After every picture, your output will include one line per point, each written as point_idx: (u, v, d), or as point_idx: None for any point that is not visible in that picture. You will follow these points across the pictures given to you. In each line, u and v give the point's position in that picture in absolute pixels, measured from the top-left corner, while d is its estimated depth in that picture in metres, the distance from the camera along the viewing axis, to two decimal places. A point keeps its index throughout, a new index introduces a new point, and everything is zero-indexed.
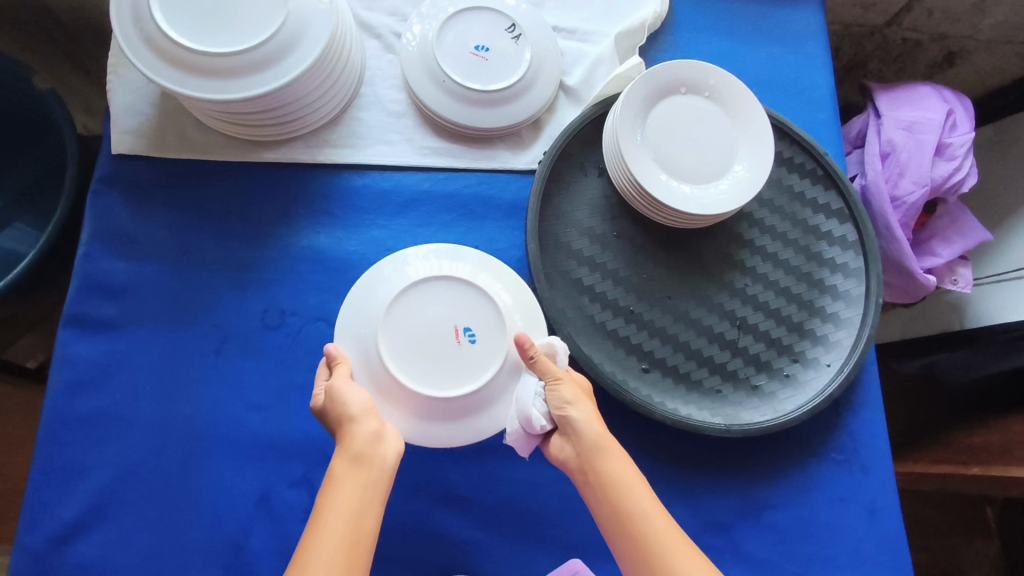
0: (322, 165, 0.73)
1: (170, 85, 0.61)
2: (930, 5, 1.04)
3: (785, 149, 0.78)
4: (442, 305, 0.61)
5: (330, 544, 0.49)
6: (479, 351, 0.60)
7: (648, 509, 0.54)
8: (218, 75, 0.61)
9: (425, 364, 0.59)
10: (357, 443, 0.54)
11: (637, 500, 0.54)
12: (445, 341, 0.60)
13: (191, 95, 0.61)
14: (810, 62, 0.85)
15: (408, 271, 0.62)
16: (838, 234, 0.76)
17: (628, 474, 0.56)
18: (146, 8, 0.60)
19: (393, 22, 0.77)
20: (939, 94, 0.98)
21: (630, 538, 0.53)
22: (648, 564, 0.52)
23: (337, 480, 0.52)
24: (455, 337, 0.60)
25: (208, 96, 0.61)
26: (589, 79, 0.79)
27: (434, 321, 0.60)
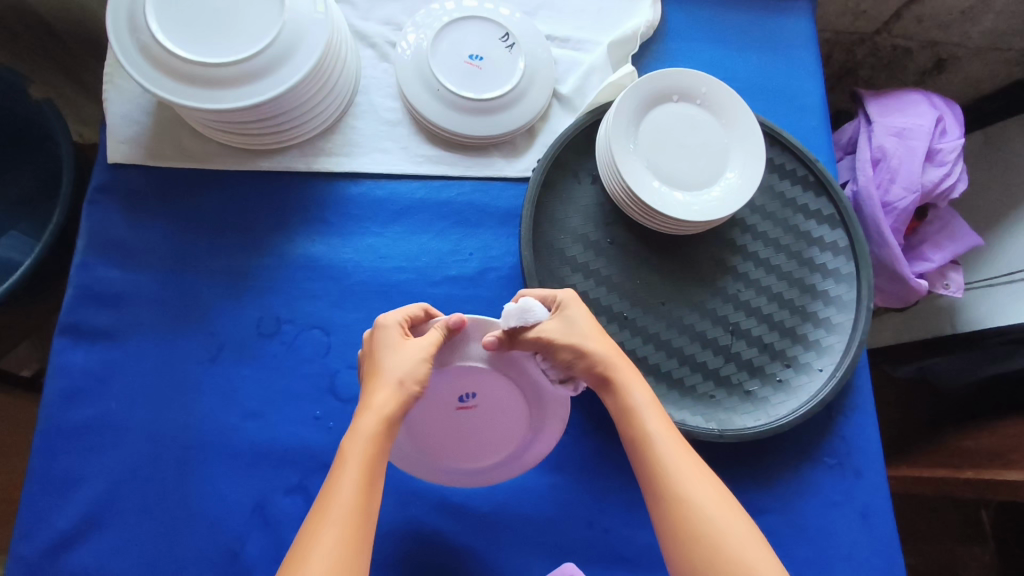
0: (318, 173, 0.73)
1: (167, 94, 0.61)
2: (919, 12, 1.05)
3: (777, 156, 0.79)
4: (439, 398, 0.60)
5: (344, 503, 0.47)
6: (491, 401, 0.61)
7: (659, 428, 0.54)
8: (215, 85, 0.62)
9: (471, 444, 0.63)
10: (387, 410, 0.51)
11: (647, 417, 0.55)
12: (469, 414, 0.62)
13: (188, 105, 0.61)
14: (800, 70, 0.86)
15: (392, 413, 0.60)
16: (829, 239, 0.76)
17: (643, 398, 0.56)
18: (142, 18, 0.61)
19: (388, 31, 0.78)
20: (929, 100, 0.99)
21: (643, 459, 0.54)
22: (652, 478, 0.53)
23: (359, 433, 0.50)
24: (472, 409, 0.61)
25: (202, 106, 0.61)
26: (582, 87, 0.79)
27: (441, 417, 0.61)
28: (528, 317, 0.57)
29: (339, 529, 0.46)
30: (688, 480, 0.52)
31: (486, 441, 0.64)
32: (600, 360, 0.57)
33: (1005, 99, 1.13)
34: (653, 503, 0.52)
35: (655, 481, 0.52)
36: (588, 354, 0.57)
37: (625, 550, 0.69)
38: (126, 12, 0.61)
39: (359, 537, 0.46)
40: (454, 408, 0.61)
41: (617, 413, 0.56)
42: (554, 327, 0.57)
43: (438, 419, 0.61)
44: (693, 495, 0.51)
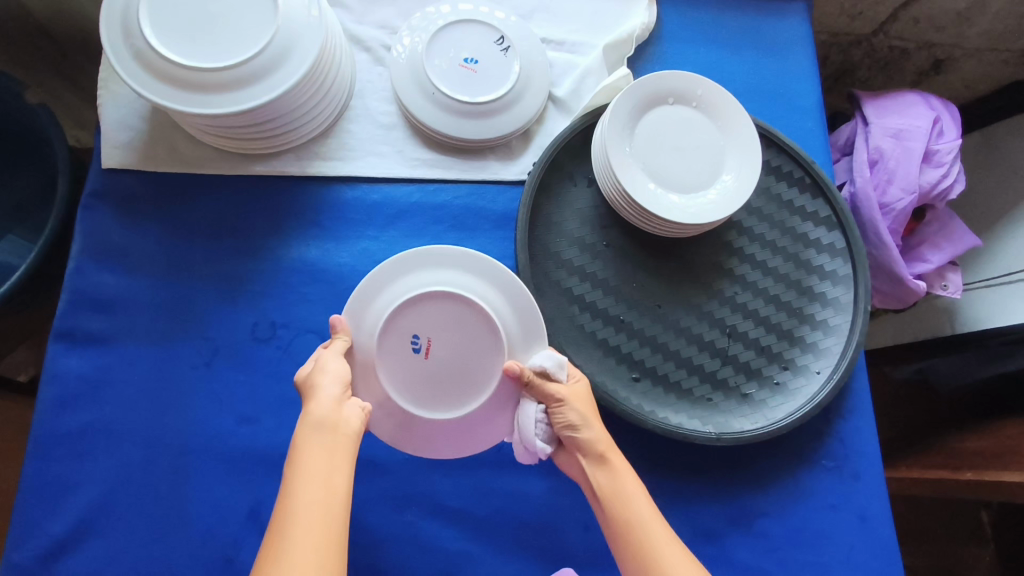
0: (313, 177, 0.73)
1: (160, 100, 0.61)
2: (916, 13, 1.05)
3: (773, 158, 0.78)
4: (394, 357, 0.58)
5: (307, 508, 0.46)
6: (436, 331, 0.58)
7: (647, 515, 0.56)
8: (208, 90, 0.62)
9: (456, 379, 0.58)
10: (321, 410, 0.52)
11: (637, 504, 0.57)
12: (435, 351, 0.58)
13: (181, 110, 0.61)
14: (796, 72, 0.86)
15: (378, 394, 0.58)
16: (827, 241, 0.76)
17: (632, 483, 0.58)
18: (136, 23, 0.60)
19: (383, 35, 0.78)
20: (926, 102, 0.99)
21: (629, 544, 0.55)
22: (643, 565, 0.54)
23: (304, 444, 0.50)
24: (430, 347, 0.58)
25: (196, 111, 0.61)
26: (577, 90, 0.79)
27: (408, 372, 0.58)
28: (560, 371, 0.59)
29: (308, 532, 0.45)
30: (674, 567, 0.53)
31: (468, 367, 0.58)
32: (596, 434, 0.60)
33: (1002, 99, 1.13)
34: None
35: (643, 570, 0.54)
36: (592, 425, 0.60)
37: None
38: (120, 18, 0.61)
39: (333, 535, 0.46)
40: (409, 360, 0.58)
41: (605, 497, 0.58)
42: (571, 388, 0.61)
43: (404, 375, 0.58)
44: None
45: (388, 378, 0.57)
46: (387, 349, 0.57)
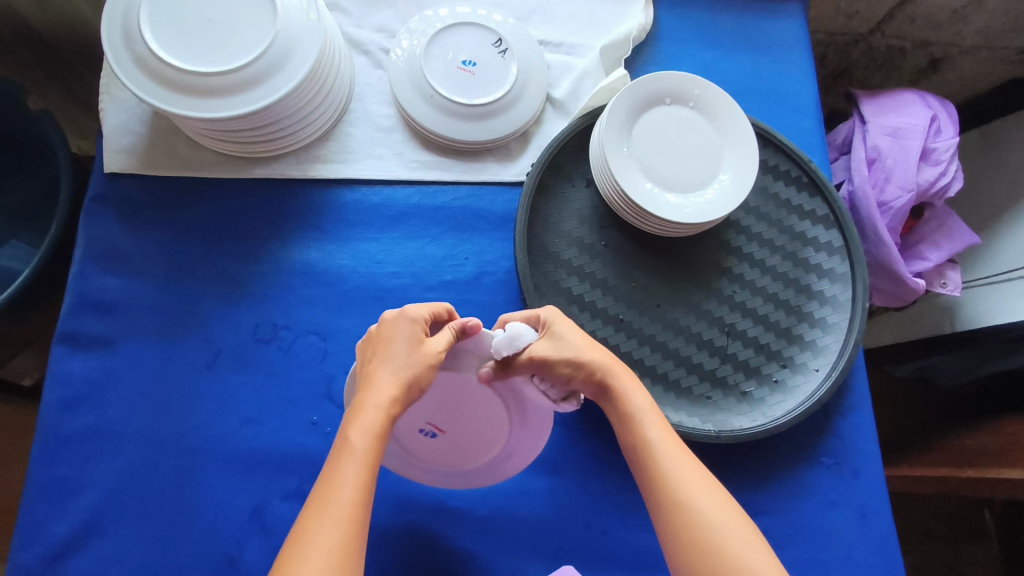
0: (314, 180, 0.74)
1: (160, 104, 0.62)
2: (912, 12, 1.05)
3: (770, 157, 0.79)
4: (439, 446, 0.63)
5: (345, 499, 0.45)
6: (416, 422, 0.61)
7: (660, 437, 0.54)
8: (208, 93, 0.62)
9: (477, 430, 0.62)
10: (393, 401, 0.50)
11: (649, 426, 0.55)
12: (447, 417, 0.61)
13: (181, 114, 0.62)
14: (793, 71, 0.86)
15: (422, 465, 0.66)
16: (824, 239, 0.77)
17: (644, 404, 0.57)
18: (136, 29, 0.61)
19: (382, 39, 0.78)
20: (924, 100, 0.99)
21: (644, 467, 0.54)
22: (654, 483, 0.53)
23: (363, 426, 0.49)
24: (437, 425, 0.61)
25: (196, 115, 0.62)
26: (575, 91, 0.80)
27: (437, 449, 0.64)
28: (519, 343, 0.56)
29: (340, 530, 0.44)
30: (690, 486, 0.52)
31: (477, 421, 0.62)
32: (593, 364, 0.57)
33: (1000, 97, 1.13)
34: (657, 511, 0.52)
35: (655, 487, 0.53)
36: (584, 367, 0.57)
37: (623, 553, 0.69)
38: (121, 23, 0.62)
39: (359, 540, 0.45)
40: (436, 442, 0.63)
41: (617, 422, 0.57)
42: (545, 346, 0.57)
43: (441, 452, 0.64)
44: (698, 502, 0.51)
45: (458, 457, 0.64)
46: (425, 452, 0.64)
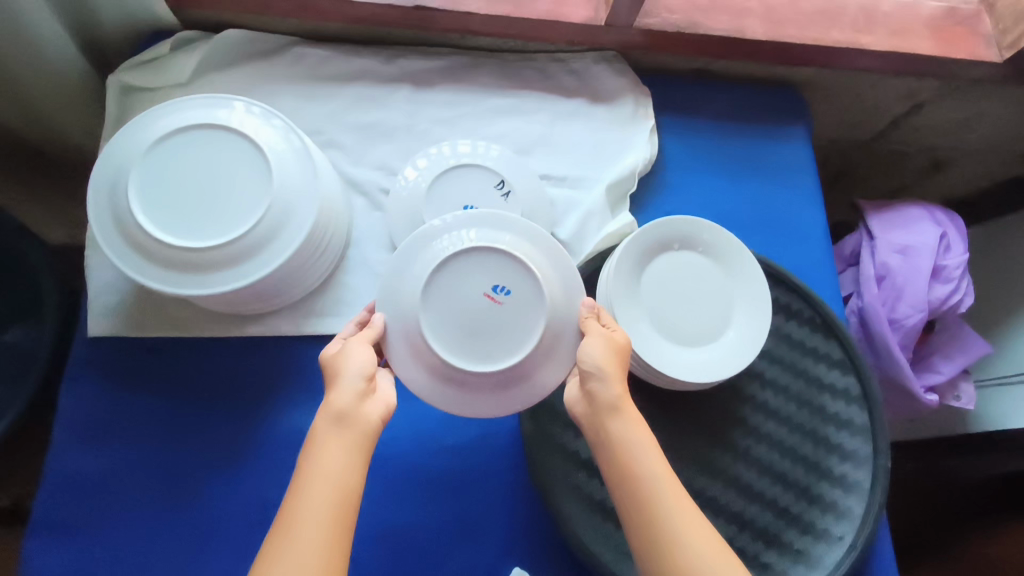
0: (309, 338, 0.70)
1: (141, 277, 0.58)
2: (917, 122, 1.04)
3: (782, 296, 0.77)
4: (494, 270, 0.59)
5: (314, 514, 0.45)
6: (490, 317, 0.58)
7: (659, 465, 0.51)
8: (192, 268, 0.59)
9: (462, 285, 0.58)
10: (339, 402, 0.51)
11: (649, 454, 0.51)
12: (475, 300, 0.58)
13: (161, 289, 0.59)
14: (804, 198, 0.84)
15: (534, 259, 0.60)
16: (841, 385, 0.74)
17: (626, 426, 0.52)
18: (123, 198, 0.59)
19: (381, 178, 0.76)
20: (932, 214, 0.98)
21: (643, 502, 0.49)
22: (660, 525, 0.48)
23: (317, 443, 0.49)
24: (489, 299, 0.58)
25: (179, 291, 0.59)
26: (580, 232, 0.77)
27: (504, 280, 0.58)
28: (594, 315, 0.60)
29: (315, 536, 0.44)
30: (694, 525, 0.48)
31: (455, 293, 0.58)
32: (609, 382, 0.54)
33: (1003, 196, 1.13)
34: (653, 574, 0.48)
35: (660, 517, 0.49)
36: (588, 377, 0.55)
37: None
38: (108, 194, 0.60)
39: (337, 552, 0.45)
40: (507, 287, 0.58)
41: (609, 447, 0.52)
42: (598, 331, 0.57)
43: (512, 274, 0.58)
44: (704, 548, 0.47)
45: (474, 258, 0.58)
46: (509, 273, 0.58)
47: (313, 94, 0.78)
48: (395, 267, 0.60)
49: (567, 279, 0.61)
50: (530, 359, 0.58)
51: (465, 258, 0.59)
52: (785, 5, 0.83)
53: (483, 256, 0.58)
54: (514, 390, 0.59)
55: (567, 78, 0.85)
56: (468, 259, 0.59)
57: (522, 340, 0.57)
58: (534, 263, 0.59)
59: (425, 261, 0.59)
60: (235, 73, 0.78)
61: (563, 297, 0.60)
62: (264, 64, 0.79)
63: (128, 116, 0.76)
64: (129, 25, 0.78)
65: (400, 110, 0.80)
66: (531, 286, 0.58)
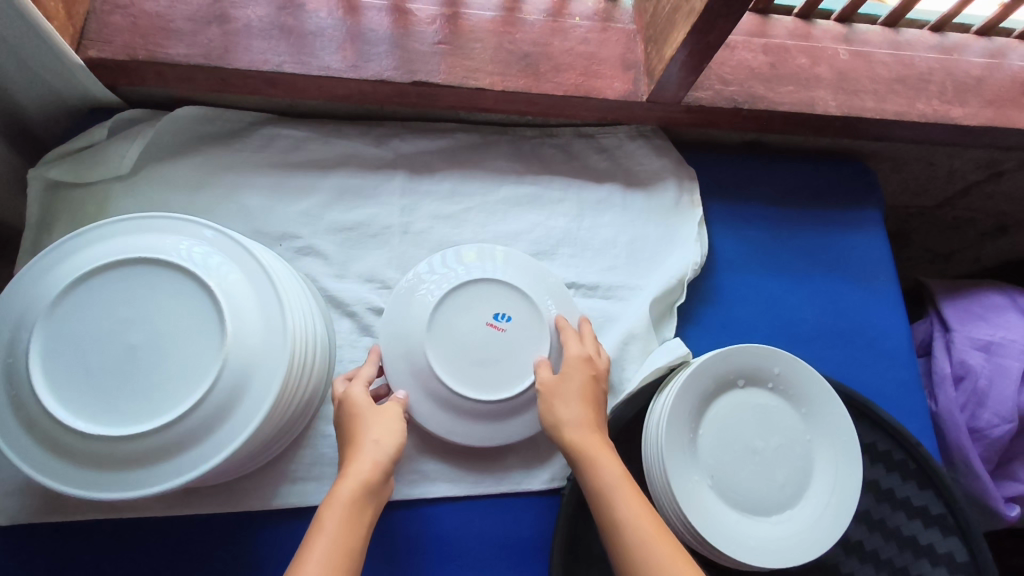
0: (278, 514, 0.54)
1: (42, 476, 0.44)
2: (991, 190, 0.90)
3: (867, 434, 0.64)
4: (495, 300, 0.58)
5: None
6: (494, 343, 0.57)
7: (638, 518, 0.46)
8: (111, 463, 0.44)
9: (460, 315, 0.57)
10: (359, 467, 0.46)
11: (625, 507, 0.47)
12: (477, 330, 0.57)
13: (68, 493, 0.44)
14: (881, 305, 0.70)
15: (530, 284, 0.60)
16: (943, 549, 0.60)
17: (612, 477, 0.49)
18: (22, 369, 0.44)
19: (370, 294, 0.62)
20: (1015, 305, 0.85)
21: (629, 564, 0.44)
22: None
23: (333, 502, 0.44)
24: (490, 327, 0.57)
25: (90, 495, 0.44)
26: (618, 359, 0.62)
27: (504, 305, 0.58)
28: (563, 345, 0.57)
29: None
30: None
31: (455, 323, 0.57)
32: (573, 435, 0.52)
33: None
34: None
35: None
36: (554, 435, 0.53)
37: None
38: (4, 359, 0.45)
39: None
40: (506, 312, 0.58)
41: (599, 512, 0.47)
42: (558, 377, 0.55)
43: (510, 299, 0.58)
44: None
45: (475, 288, 0.58)
46: (509, 299, 0.58)
47: (286, 186, 0.64)
48: (398, 309, 0.59)
49: (563, 301, 0.61)
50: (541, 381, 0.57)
51: (464, 289, 0.58)
52: (858, 70, 0.70)
53: (478, 286, 0.58)
54: (527, 413, 0.57)
55: (596, 158, 0.71)
56: (467, 290, 0.58)
57: (531, 364, 0.56)
58: (532, 287, 0.60)
59: (429, 294, 0.58)
60: (191, 161, 0.63)
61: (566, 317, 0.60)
62: (227, 148, 0.64)
63: (53, 219, 0.61)
64: (55, 104, 0.62)
65: (394, 205, 0.65)
66: (532, 309, 0.58)
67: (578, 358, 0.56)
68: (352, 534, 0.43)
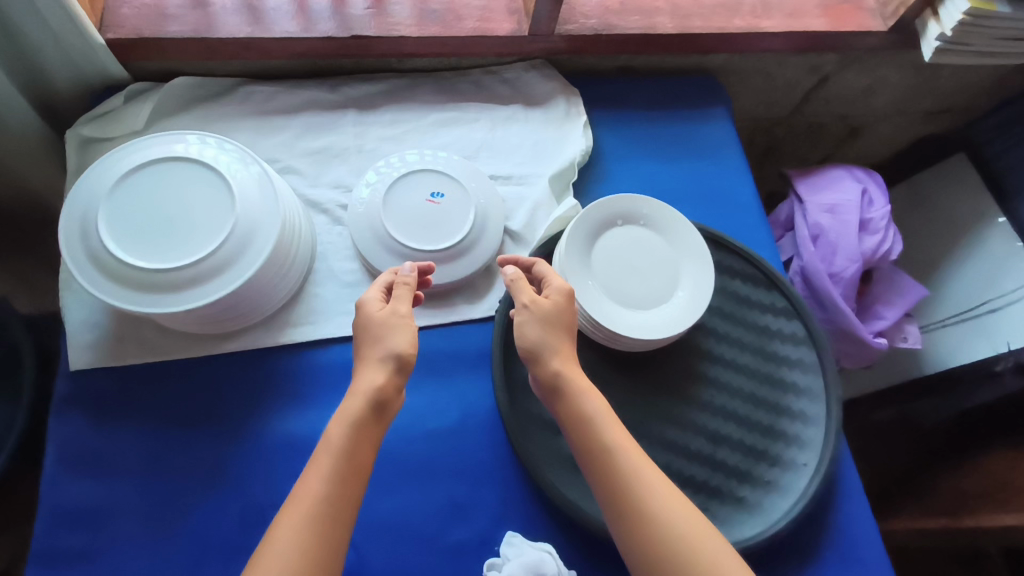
0: (285, 348, 0.73)
1: (114, 300, 0.62)
2: (825, 95, 1.13)
3: (724, 258, 0.84)
4: (430, 184, 0.78)
5: (320, 487, 0.52)
6: (433, 214, 0.76)
7: (617, 440, 0.57)
8: (163, 288, 0.63)
9: (406, 196, 0.77)
10: (364, 385, 0.57)
11: (607, 430, 0.58)
12: (419, 205, 0.76)
13: (135, 310, 0.62)
14: (732, 171, 0.91)
15: (456, 173, 0.80)
16: (788, 330, 0.80)
17: (598, 407, 0.59)
18: (93, 230, 0.63)
19: (337, 195, 0.81)
20: (852, 175, 1.07)
21: (602, 467, 0.57)
22: (615, 490, 0.56)
23: (343, 415, 0.55)
24: (429, 203, 0.77)
25: (151, 311, 0.62)
26: (531, 222, 0.82)
27: (438, 189, 0.78)
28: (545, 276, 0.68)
29: (314, 509, 0.51)
30: (652, 492, 0.55)
31: (402, 202, 0.77)
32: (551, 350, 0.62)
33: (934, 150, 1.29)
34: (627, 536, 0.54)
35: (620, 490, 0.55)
36: (531, 350, 0.62)
37: None
38: (78, 227, 0.64)
39: (332, 529, 0.51)
40: (440, 192, 0.77)
41: (572, 424, 0.59)
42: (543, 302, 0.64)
43: (442, 183, 0.78)
44: (660, 514, 0.54)
45: (414, 176, 0.78)
46: (441, 182, 0.78)
47: (265, 126, 0.84)
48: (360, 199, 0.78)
49: (483, 184, 0.81)
50: (470, 236, 0.76)
51: (407, 178, 0.78)
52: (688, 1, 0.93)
53: (416, 176, 0.78)
54: (462, 261, 0.76)
55: (501, 88, 0.92)
56: (408, 178, 0.78)
57: (462, 225, 0.76)
58: (457, 174, 0.80)
59: (381, 185, 0.78)
60: (190, 115, 0.83)
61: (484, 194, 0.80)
62: (215, 104, 0.84)
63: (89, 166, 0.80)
64: (81, 82, 0.82)
65: (349, 132, 0.85)
66: (458, 189, 0.78)
67: (562, 295, 0.65)
68: (356, 444, 0.54)
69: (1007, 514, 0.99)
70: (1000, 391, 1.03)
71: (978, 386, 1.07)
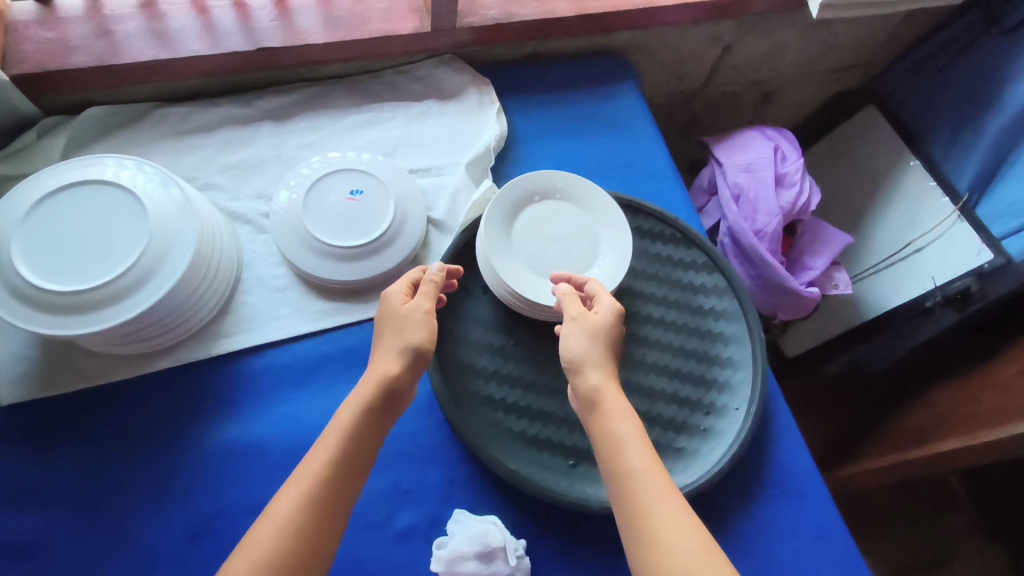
0: (220, 359, 0.74)
1: (38, 328, 0.62)
2: (733, 63, 1.18)
3: (643, 223, 0.87)
4: (348, 182, 0.79)
5: (313, 463, 0.52)
6: (353, 210, 0.77)
7: (642, 463, 0.53)
8: (87, 309, 0.63)
9: (324, 196, 0.78)
10: (380, 370, 0.58)
11: (631, 452, 0.54)
12: (338, 203, 0.77)
13: (61, 335, 0.62)
14: (644, 141, 0.95)
15: (374, 168, 0.81)
16: (710, 284, 0.84)
17: (627, 428, 0.56)
18: (8, 262, 0.63)
19: (259, 204, 0.82)
20: (764, 134, 1.12)
21: (622, 491, 0.53)
22: (629, 513, 0.52)
23: (354, 401, 0.56)
24: (348, 201, 0.77)
25: (76, 333, 0.62)
26: (453, 209, 0.85)
27: (356, 186, 0.78)
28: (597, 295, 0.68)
29: (302, 483, 0.51)
30: (665, 515, 0.50)
31: (320, 202, 0.78)
32: (579, 351, 0.61)
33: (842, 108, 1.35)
34: (629, 550, 0.51)
35: (635, 519, 0.51)
36: (572, 362, 0.60)
37: None
38: None
39: (316, 505, 0.50)
40: (358, 188, 0.78)
41: (599, 439, 0.56)
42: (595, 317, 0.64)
43: (360, 180, 0.79)
44: (667, 533, 0.49)
45: (331, 175, 0.79)
46: (358, 179, 0.79)
47: (180, 146, 0.85)
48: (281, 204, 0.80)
49: (401, 176, 0.82)
50: (392, 228, 0.78)
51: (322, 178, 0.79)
52: None
53: (332, 174, 0.79)
54: (386, 252, 0.77)
55: (413, 85, 0.94)
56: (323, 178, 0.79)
57: (383, 218, 0.77)
58: (374, 169, 0.81)
59: (299, 188, 0.79)
60: (103, 144, 0.83)
61: (403, 186, 0.81)
62: (128, 130, 0.85)
63: None
64: None
65: (266, 144, 0.86)
66: (376, 184, 0.79)
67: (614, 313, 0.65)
68: (365, 427, 0.55)
69: (948, 439, 1.03)
70: (935, 326, 1.09)
71: (913, 326, 1.13)
